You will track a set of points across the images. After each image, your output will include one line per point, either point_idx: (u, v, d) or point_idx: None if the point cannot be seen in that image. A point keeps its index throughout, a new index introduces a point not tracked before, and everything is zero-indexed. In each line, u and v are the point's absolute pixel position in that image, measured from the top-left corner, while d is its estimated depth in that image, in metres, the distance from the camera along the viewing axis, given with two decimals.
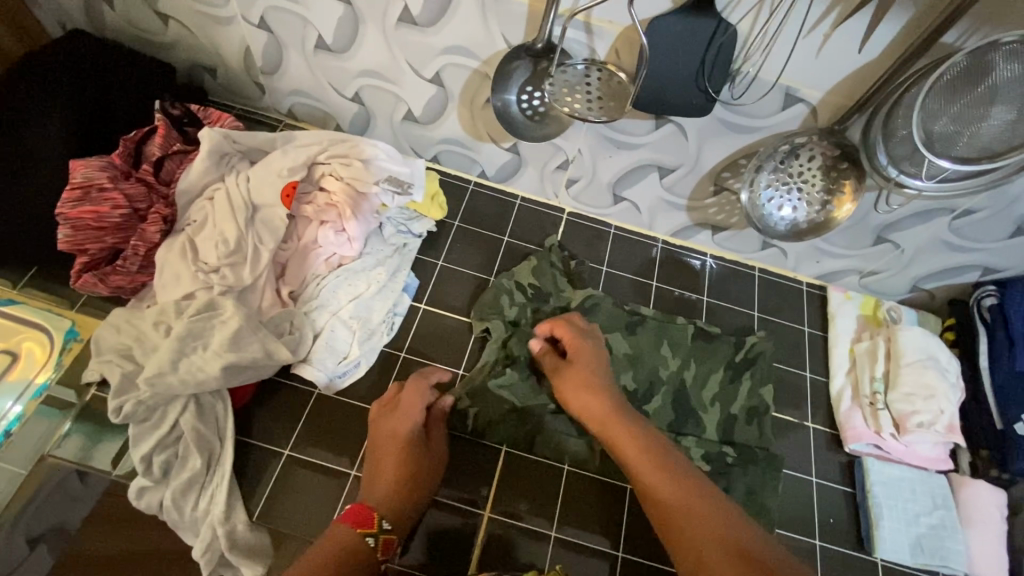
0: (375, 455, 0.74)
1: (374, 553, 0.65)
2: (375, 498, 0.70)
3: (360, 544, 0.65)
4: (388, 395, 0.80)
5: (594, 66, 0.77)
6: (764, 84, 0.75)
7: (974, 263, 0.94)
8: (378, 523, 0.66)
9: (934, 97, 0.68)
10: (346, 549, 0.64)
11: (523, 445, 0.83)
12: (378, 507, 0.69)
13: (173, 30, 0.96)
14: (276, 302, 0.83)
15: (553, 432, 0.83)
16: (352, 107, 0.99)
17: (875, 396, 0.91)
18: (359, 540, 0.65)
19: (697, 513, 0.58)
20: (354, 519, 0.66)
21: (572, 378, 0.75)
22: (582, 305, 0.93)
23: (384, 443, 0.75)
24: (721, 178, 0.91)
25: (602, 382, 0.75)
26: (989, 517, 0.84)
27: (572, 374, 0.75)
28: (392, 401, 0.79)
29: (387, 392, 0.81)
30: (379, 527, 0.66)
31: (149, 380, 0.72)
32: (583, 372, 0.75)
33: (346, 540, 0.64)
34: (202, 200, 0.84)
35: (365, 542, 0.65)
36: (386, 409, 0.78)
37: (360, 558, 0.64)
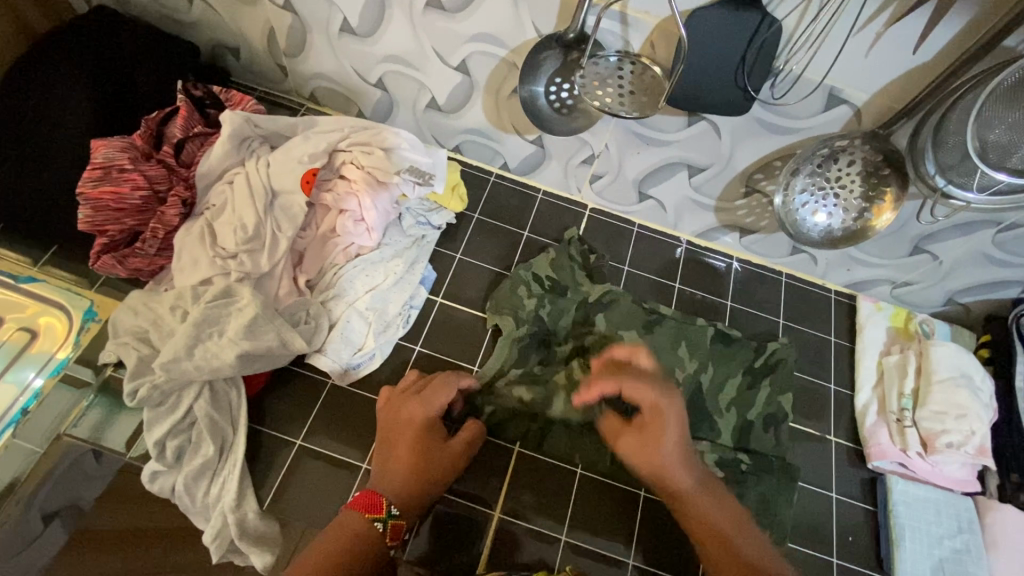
0: (389, 439, 0.73)
1: (383, 538, 0.65)
2: (384, 483, 0.70)
3: (368, 529, 0.65)
4: (409, 380, 0.79)
5: (627, 58, 0.74)
6: (806, 83, 0.71)
7: (1015, 279, 0.90)
8: (387, 509, 0.66)
9: (992, 104, 0.63)
10: (354, 534, 0.64)
11: (531, 445, 0.82)
12: (388, 493, 0.68)
13: (198, 9, 0.95)
14: (293, 290, 0.81)
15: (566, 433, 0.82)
16: (375, 93, 0.97)
17: (903, 412, 0.88)
18: (367, 525, 0.65)
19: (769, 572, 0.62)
20: (363, 503, 0.66)
21: (650, 445, 0.69)
22: (599, 300, 0.91)
23: (401, 427, 0.73)
24: (753, 180, 0.87)
25: (684, 448, 0.70)
26: (1016, 543, 0.81)
27: (653, 445, 0.69)
28: (413, 386, 0.78)
29: (408, 377, 0.80)
30: (388, 513, 0.66)
31: (164, 364, 0.71)
32: (667, 442, 0.69)
33: (353, 526, 0.65)
34: (221, 184, 0.83)
35: (373, 526, 0.65)
36: (407, 393, 0.77)
37: (369, 543, 0.64)
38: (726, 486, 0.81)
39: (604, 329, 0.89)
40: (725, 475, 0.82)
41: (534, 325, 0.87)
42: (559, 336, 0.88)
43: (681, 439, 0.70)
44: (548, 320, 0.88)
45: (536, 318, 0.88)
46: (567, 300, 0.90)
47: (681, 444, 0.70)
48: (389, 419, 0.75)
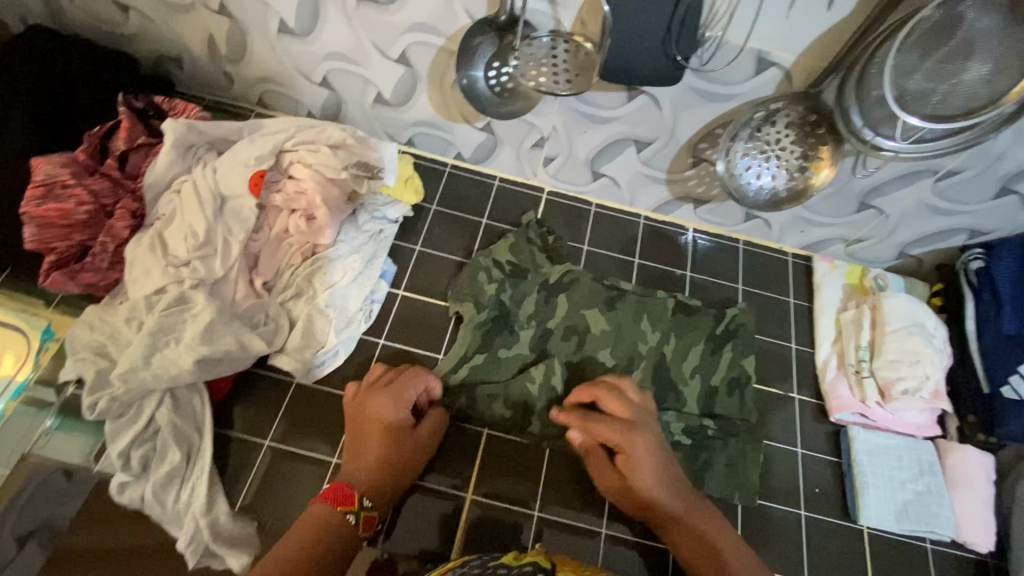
0: (358, 433, 0.74)
1: (355, 530, 0.67)
2: (354, 475, 0.71)
3: (339, 522, 0.66)
4: (376, 373, 0.80)
5: (560, 38, 0.75)
6: (731, 47, 0.73)
7: (960, 227, 0.92)
8: (358, 502, 0.68)
9: (907, 53, 0.65)
10: (324, 526, 0.66)
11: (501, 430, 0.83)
12: (359, 485, 0.70)
13: (135, 21, 0.94)
14: (250, 293, 0.82)
15: (537, 415, 0.83)
16: (321, 93, 0.97)
17: (860, 364, 0.90)
18: (339, 518, 0.66)
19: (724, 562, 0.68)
20: (334, 497, 0.68)
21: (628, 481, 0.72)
22: (560, 280, 0.92)
23: (370, 421, 0.74)
24: (699, 149, 0.89)
25: (667, 481, 0.71)
26: (975, 482, 0.84)
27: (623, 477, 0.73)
28: (380, 378, 0.79)
29: (376, 371, 0.80)
30: (360, 506, 0.68)
31: (122, 375, 0.71)
32: (645, 476, 0.71)
33: (324, 519, 0.66)
34: (169, 194, 0.83)
35: (344, 519, 0.67)
36: (376, 387, 0.77)
37: (340, 537, 0.66)
38: (692, 452, 0.83)
39: (567, 308, 0.90)
40: (692, 441, 0.83)
41: (497, 310, 0.88)
42: (522, 318, 0.88)
43: (660, 472, 0.72)
44: (510, 304, 0.89)
45: (498, 303, 0.89)
46: (528, 281, 0.91)
47: (663, 472, 0.72)
48: (357, 413, 0.76)
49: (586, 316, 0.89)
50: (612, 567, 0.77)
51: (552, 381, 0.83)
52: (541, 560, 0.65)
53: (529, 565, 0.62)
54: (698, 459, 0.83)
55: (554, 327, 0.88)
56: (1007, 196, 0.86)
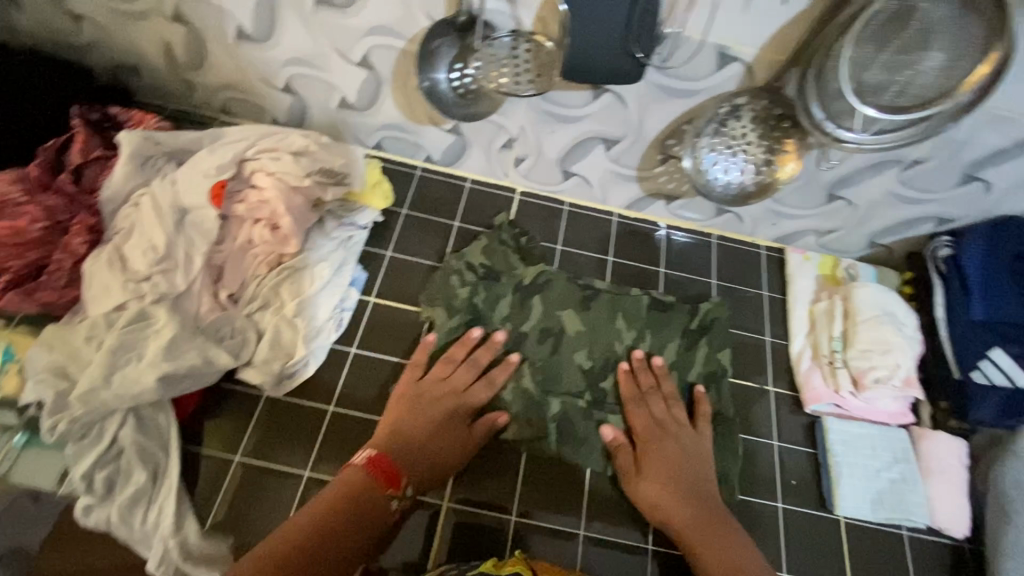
0: (417, 418, 0.77)
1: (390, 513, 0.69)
2: (404, 456, 0.73)
3: (377, 500, 0.69)
4: (449, 360, 0.82)
5: (521, 37, 0.74)
6: (690, 43, 0.74)
7: (928, 215, 0.93)
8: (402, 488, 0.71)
9: (863, 46, 0.66)
10: (362, 497, 0.68)
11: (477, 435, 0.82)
12: (407, 473, 0.72)
13: (88, 30, 0.92)
14: (214, 306, 0.80)
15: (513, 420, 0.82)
16: (284, 99, 0.95)
17: (833, 354, 0.91)
18: (384, 498, 0.69)
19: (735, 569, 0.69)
20: (382, 474, 0.70)
21: (652, 481, 0.76)
22: (535, 281, 0.90)
23: (434, 411, 0.78)
24: (667, 146, 0.88)
25: (687, 486, 0.76)
26: (948, 468, 0.84)
27: (648, 476, 0.77)
28: (459, 371, 0.82)
29: (444, 364, 0.82)
30: (403, 493, 0.71)
31: (81, 396, 0.69)
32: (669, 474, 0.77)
33: (367, 490, 0.68)
34: (128, 208, 0.81)
35: (388, 503, 0.69)
36: (441, 379, 0.81)
37: (377, 516, 0.68)
38: None
39: (541, 311, 0.89)
40: None
41: (471, 313, 0.88)
42: (496, 322, 0.88)
43: (683, 476, 0.77)
44: (483, 306, 0.88)
45: (470, 306, 0.88)
46: (502, 284, 0.90)
47: (689, 475, 0.77)
48: (419, 401, 0.79)
49: (561, 318, 0.89)
50: (592, 568, 0.77)
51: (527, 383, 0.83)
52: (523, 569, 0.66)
53: None
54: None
55: (529, 330, 0.87)
56: (972, 183, 0.87)
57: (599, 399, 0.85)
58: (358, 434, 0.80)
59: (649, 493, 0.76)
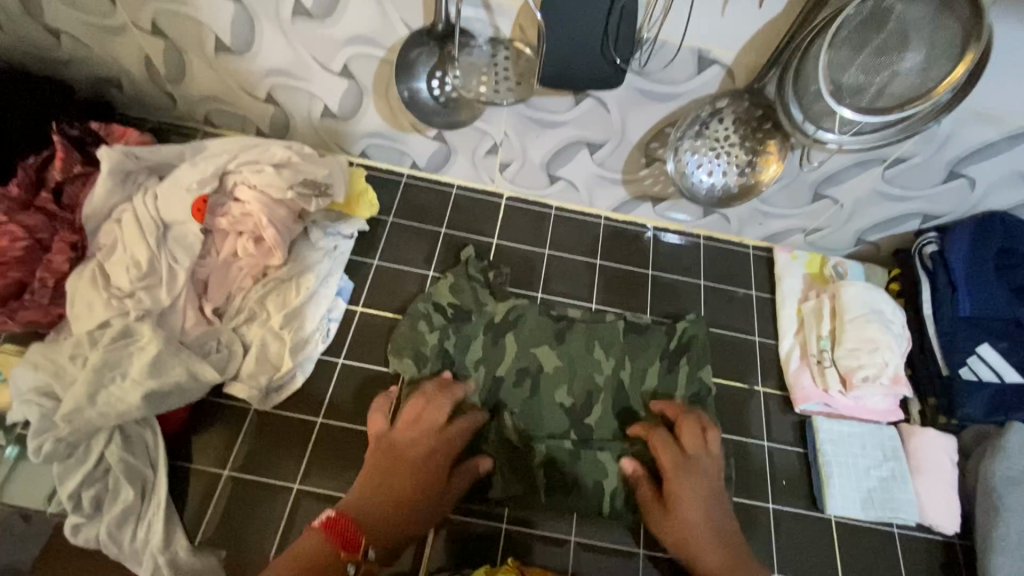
0: (386, 467, 0.71)
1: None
2: (369, 512, 0.67)
3: (339, 568, 0.62)
4: (414, 407, 0.76)
5: (500, 45, 0.75)
6: (668, 47, 0.73)
7: (913, 212, 0.93)
8: (362, 551, 0.64)
9: (840, 48, 0.65)
10: (326, 564, 0.62)
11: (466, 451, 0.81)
12: (368, 530, 0.66)
13: (67, 45, 0.91)
14: (200, 320, 0.80)
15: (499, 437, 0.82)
16: (267, 109, 0.95)
17: (822, 353, 0.91)
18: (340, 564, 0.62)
19: None
20: (341, 537, 0.64)
21: (676, 519, 0.73)
22: (506, 318, 0.89)
23: (403, 457, 0.71)
24: (651, 149, 0.88)
25: (714, 527, 0.72)
26: (938, 465, 0.85)
27: (675, 517, 0.73)
28: (430, 417, 0.75)
29: (415, 404, 0.76)
30: (363, 556, 0.64)
31: (66, 416, 0.69)
32: (694, 514, 0.72)
33: (327, 555, 0.62)
34: (110, 223, 0.80)
35: (344, 567, 0.62)
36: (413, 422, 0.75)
37: None
38: None
39: (515, 349, 0.87)
40: None
41: (443, 359, 0.85)
42: (483, 329, 0.88)
43: (709, 514, 0.73)
44: (454, 352, 0.86)
45: (441, 352, 0.85)
46: (472, 324, 0.88)
47: (712, 515, 0.73)
48: (391, 453, 0.72)
49: (536, 355, 0.87)
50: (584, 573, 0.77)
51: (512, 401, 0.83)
52: None
53: None
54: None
55: (504, 373, 0.85)
56: (956, 179, 0.86)
57: (587, 405, 0.85)
58: (347, 445, 0.80)
59: (676, 531, 0.73)
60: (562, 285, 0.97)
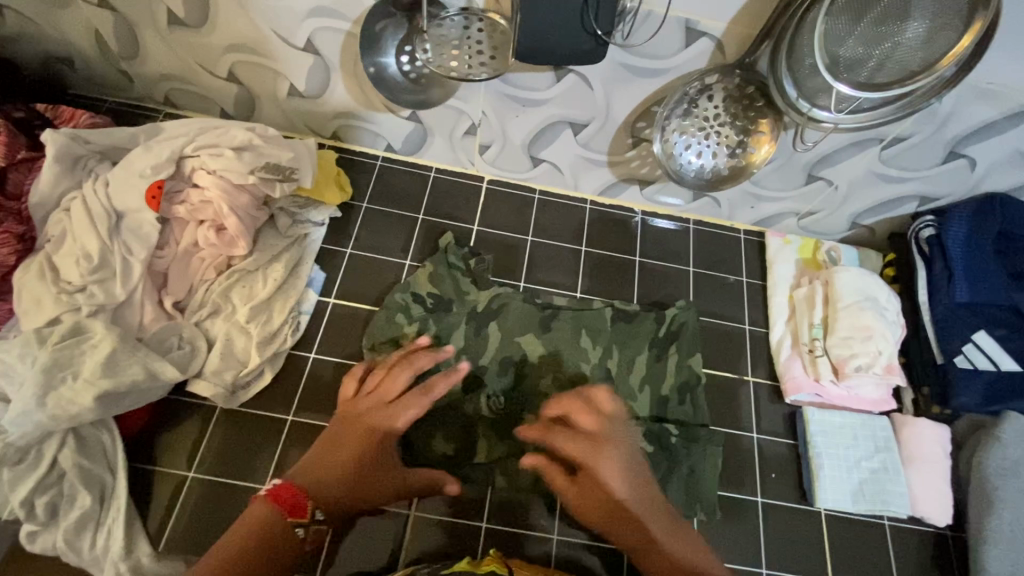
0: (337, 437, 0.65)
1: (299, 545, 0.57)
2: (319, 480, 0.60)
3: (287, 534, 0.56)
4: (385, 378, 0.71)
5: (473, 16, 0.69)
6: (655, 17, 0.68)
7: (911, 194, 0.89)
8: (310, 514, 0.58)
9: (838, 17, 0.61)
10: (269, 533, 0.56)
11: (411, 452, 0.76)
12: (319, 497, 0.59)
13: (10, 20, 0.85)
14: (159, 315, 0.75)
15: (482, 436, 0.78)
16: (230, 89, 0.89)
17: (814, 343, 0.88)
18: (287, 529, 0.56)
19: None
20: (287, 504, 0.57)
21: (595, 489, 0.62)
22: (488, 307, 0.85)
23: (359, 426, 0.66)
24: (637, 129, 0.84)
25: (641, 496, 0.62)
26: (930, 455, 0.82)
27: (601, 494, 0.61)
28: (381, 390, 0.70)
29: (381, 373, 0.72)
30: (313, 519, 0.58)
31: (14, 420, 0.65)
32: (623, 483, 0.61)
33: (276, 525, 0.56)
34: (58, 212, 0.75)
35: (293, 532, 0.56)
36: (371, 397, 0.69)
37: (286, 545, 0.56)
38: (656, 458, 0.79)
39: (498, 338, 0.84)
40: (655, 447, 0.80)
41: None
42: (462, 320, 0.84)
43: (633, 490, 0.61)
44: (434, 343, 0.82)
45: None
46: (454, 314, 0.84)
47: (640, 481, 0.62)
48: (352, 420, 0.67)
49: (520, 344, 0.84)
50: (569, 566, 0.75)
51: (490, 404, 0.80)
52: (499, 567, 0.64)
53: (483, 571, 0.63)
54: (661, 467, 0.79)
55: (486, 363, 0.82)
56: (956, 160, 0.82)
57: None
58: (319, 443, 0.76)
59: (601, 504, 0.62)
60: (547, 273, 0.93)
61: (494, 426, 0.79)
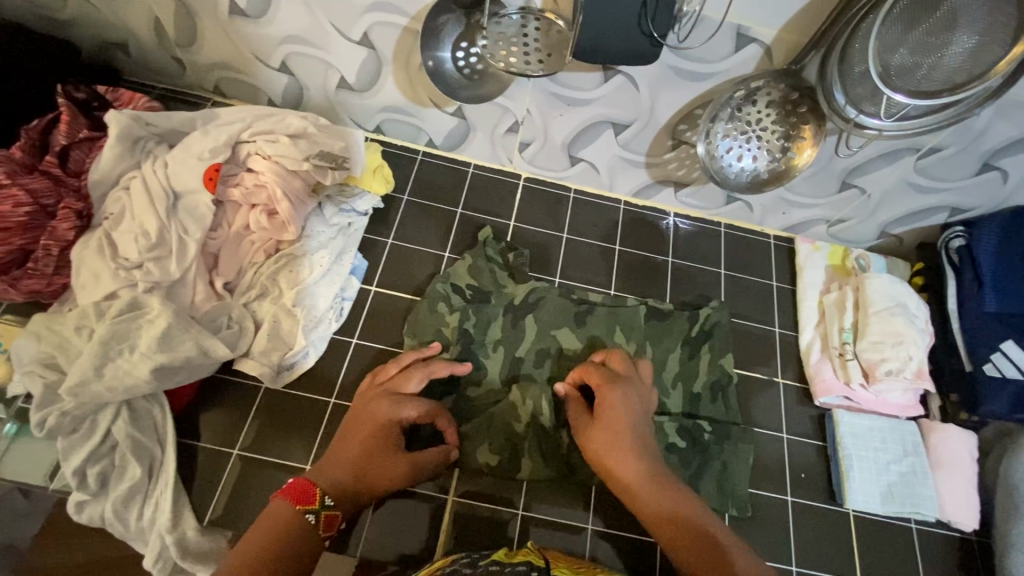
0: (346, 428, 0.68)
1: (313, 532, 0.59)
2: (323, 472, 0.63)
3: (298, 521, 0.58)
4: (386, 373, 0.74)
5: (530, 15, 0.71)
6: (708, 23, 0.71)
7: (942, 204, 0.91)
8: (319, 500, 0.60)
9: (891, 26, 0.63)
10: (283, 523, 0.58)
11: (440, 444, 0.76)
12: (325, 483, 0.62)
13: (73, 5, 0.87)
14: (210, 295, 0.77)
15: (528, 456, 0.77)
16: (281, 79, 0.91)
17: (844, 346, 0.89)
18: (297, 517, 0.58)
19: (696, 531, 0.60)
20: (295, 493, 0.60)
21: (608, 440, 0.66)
22: (526, 300, 0.87)
23: (362, 417, 0.68)
24: (678, 131, 0.86)
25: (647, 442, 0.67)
26: (958, 461, 0.83)
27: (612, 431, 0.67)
28: (393, 383, 0.72)
29: (389, 367, 0.75)
30: (320, 503, 0.60)
31: (72, 389, 0.67)
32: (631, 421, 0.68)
33: (284, 516, 0.58)
34: (117, 191, 0.78)
35: (303, 518, 0.58)
36: (378, 389, 0.72)
37: (299, 534, 0.58)
38: (689, 454, 0.81)
39: (535, 331, 0.85)
40: (688, 443, 0.81)
41: (462, 342, 0.82)
42: (500, 311, 0.85)
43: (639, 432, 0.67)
44: (475, 332, 0.83)
45: (461, 333, 0.83)
46: (492, 306, 0.85)
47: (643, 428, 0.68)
48: (356, 410, 0.69)
49: (557, 337, 0.85)
50: (600, 560, 0.75)
51: (539, 420, 0.79)
52: (535, 558, 0.60)
53: (522, 565, 0.57)
54: (693, 462, 0.80)
55: (524, 354, 0.83)
56: (989, 172, 0.85)
57: None
58: None
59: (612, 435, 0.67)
60: (580, 270, 0.94)
61: (541, 448, 0.78)
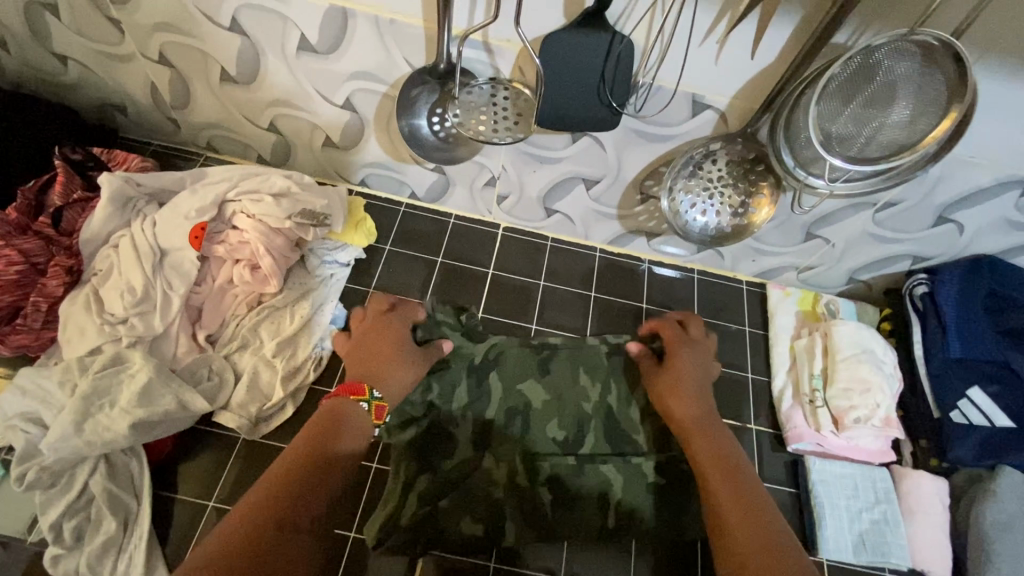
0: (366, 344, 0.72)
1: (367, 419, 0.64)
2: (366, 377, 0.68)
3: (354, 409, 0.63)
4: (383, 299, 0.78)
5: (499, 85, 0.76)
6: (664, 91, 0.75)
7: (904, 253, 0.94)
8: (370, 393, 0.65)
9: (829, 100, 0.67)
10: (341, 412, 0.62)
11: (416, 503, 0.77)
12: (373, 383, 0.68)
13: (75, 71, 0.93)
14: (192, 348, 0.80)
15: (510, 519, 0.77)
16: (269, 137, 0.96)
17: (815, 393, 0.91)
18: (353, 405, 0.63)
19: (738, 487, 0.62)
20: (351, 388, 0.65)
21: (664, 387, 0.77)
22: (486, 358, 0.88)
23: (382, 332, 0.74)
24: (646, 186, 0.90)
25: (703, 394, 0.75)
26: (929, 508, 0.84)
27: (671, 385, 0.77)
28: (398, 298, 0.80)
29: (382, 297, 0.79)
30: (371, 394, 0.65)
31: (52, 444, 0.68)
32: (681, 375, 0.77)
33: (340, 408, 0.63)
34: (107, 249, 0.81)
35: (359, 405, 0.64)
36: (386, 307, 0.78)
37: (352, 421, 0.62)
38: (664, 503, 0.81)
39: (501, 389, 0.86)
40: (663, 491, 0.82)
41: (438, 390, 0.84)
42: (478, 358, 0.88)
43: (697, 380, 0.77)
44: (440, 402, 0.83)
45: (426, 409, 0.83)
46: (454, 370, 0.86)
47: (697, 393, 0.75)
48: (371, 329, 0.74)
49: (523, 392, 0.86)
50: None
51: (516, 478, 0.80)
52: None
53: None
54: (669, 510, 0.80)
55: (493, 415, 0.84)
56: (945, 224, 0.87)
57: (579, 436, 0.84)
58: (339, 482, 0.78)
59: (666, 387, 0.77)
60: (557, 316, 0.97)
61: (518, 518, 0.77)
